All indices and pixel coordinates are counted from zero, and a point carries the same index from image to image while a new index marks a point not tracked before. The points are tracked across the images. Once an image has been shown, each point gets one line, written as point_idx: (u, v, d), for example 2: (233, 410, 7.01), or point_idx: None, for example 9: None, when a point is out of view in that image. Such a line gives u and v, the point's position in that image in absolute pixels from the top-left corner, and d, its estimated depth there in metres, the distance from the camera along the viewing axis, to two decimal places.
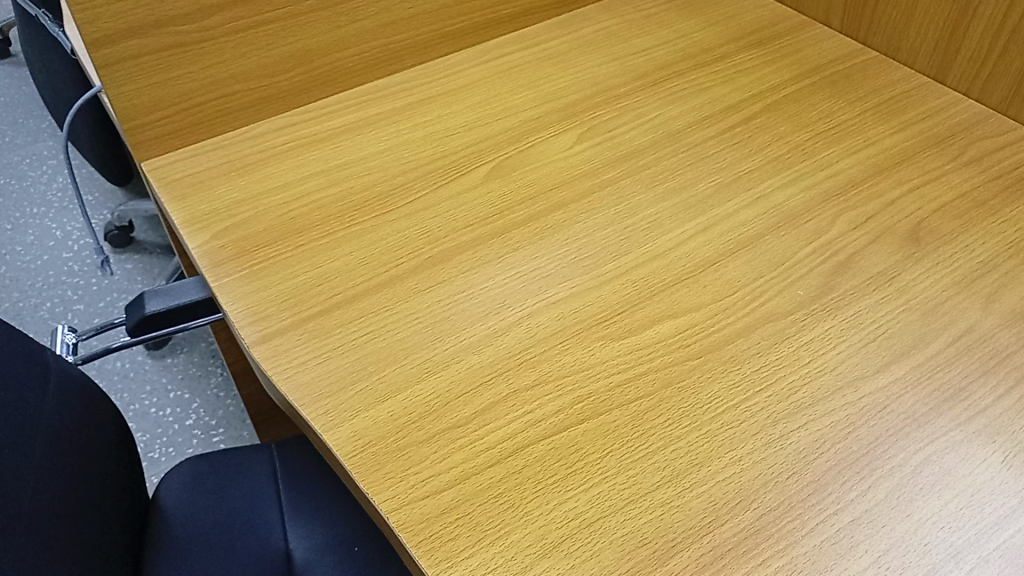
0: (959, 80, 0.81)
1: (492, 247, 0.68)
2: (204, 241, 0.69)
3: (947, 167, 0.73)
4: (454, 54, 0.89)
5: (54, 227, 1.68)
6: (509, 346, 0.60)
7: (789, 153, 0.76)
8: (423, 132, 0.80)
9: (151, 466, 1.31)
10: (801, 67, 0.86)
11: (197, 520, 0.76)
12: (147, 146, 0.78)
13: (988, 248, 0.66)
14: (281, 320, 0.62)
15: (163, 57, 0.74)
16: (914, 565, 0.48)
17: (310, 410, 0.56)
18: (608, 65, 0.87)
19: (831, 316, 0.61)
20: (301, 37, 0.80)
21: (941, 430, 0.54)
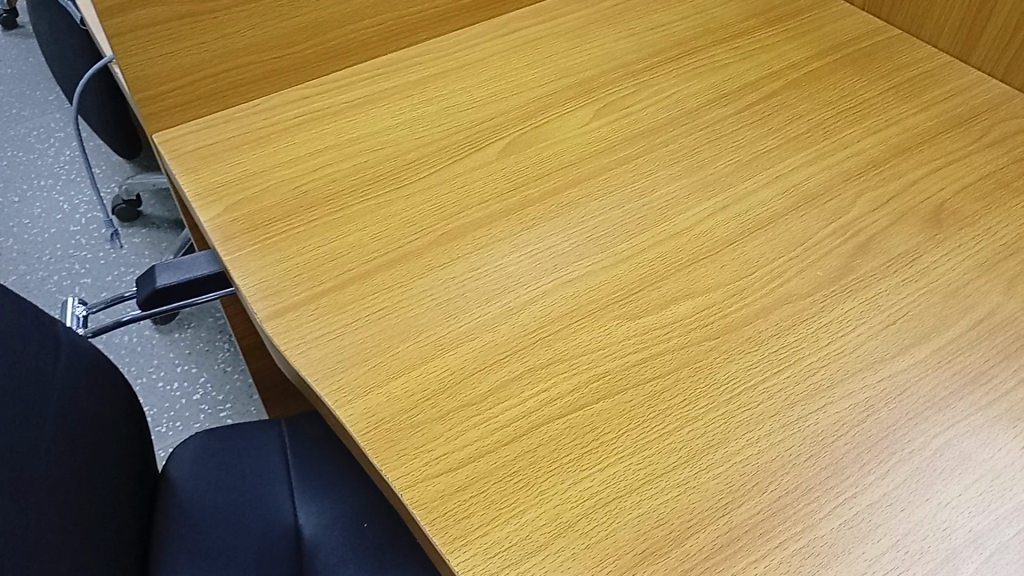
0: (984, 60, 0.79)
1: (507, 224, 0.67)
2: (216, 214, 0.68)
3: (970, 149, 0.72)
4: (468, 28, 0.88)
5: (62, 200, 1.67)
6: (524, 323, 0.59)
7: (808, 132, 0.74)
8: (437, 107, 0.78)
9: (159, 440, 1.31)
10: (823, 44, 0.84)
11: (206, 494, 0.76)
12: (158, 117, 0.77)
13: (1011, 230, 0.65)
14: (294, 295, 0.62)
15: (175, 26, 0.73)
16: (933, 549, 0.47)
17: (323, 385, 0.56)
18: (624, 41, 0.85)
19: (851, 297, 0.61)
20: (314, 9, 0.78)
21: (961, 415, 0.53)
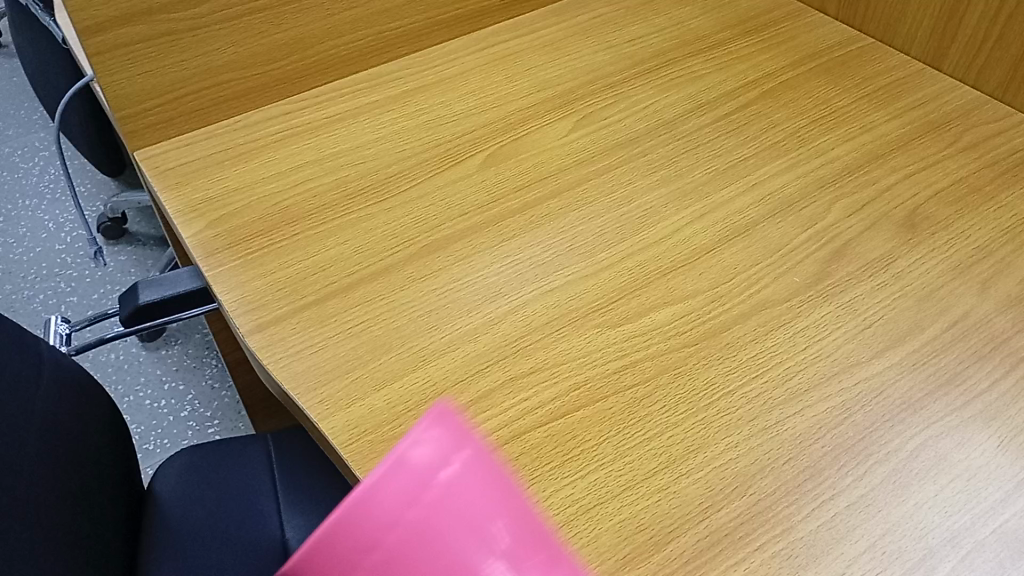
0: (955, 67, 0.81)
1: (488, 235, 0.67)
2: (198, 230, 0.69)
3: (943, 154, 0.73)
4: (449, 42, 0.89)
5: (47, 219, 1.67)
6: (505, 334, 0.60)
7: (784, 140, 0.76)
8: (418, 121, 0.79)
9: (146, 458, 1.31)
10: (797, 53, 0.86)
11: (193, 512, 0.77)
12: (140, 134, 0.77)
13: (984, 234, 0.66)
14: (276, 309, 0.62)
15: (156, 44, 0.73)
16: (910, 549, 0.48)
17: (305, 399, 0.56)
18: (602, 53, 0.86)
19: (827, 301, 0.61)
20: (294, 25, 0.79)
21: (937, 415, 0.54)
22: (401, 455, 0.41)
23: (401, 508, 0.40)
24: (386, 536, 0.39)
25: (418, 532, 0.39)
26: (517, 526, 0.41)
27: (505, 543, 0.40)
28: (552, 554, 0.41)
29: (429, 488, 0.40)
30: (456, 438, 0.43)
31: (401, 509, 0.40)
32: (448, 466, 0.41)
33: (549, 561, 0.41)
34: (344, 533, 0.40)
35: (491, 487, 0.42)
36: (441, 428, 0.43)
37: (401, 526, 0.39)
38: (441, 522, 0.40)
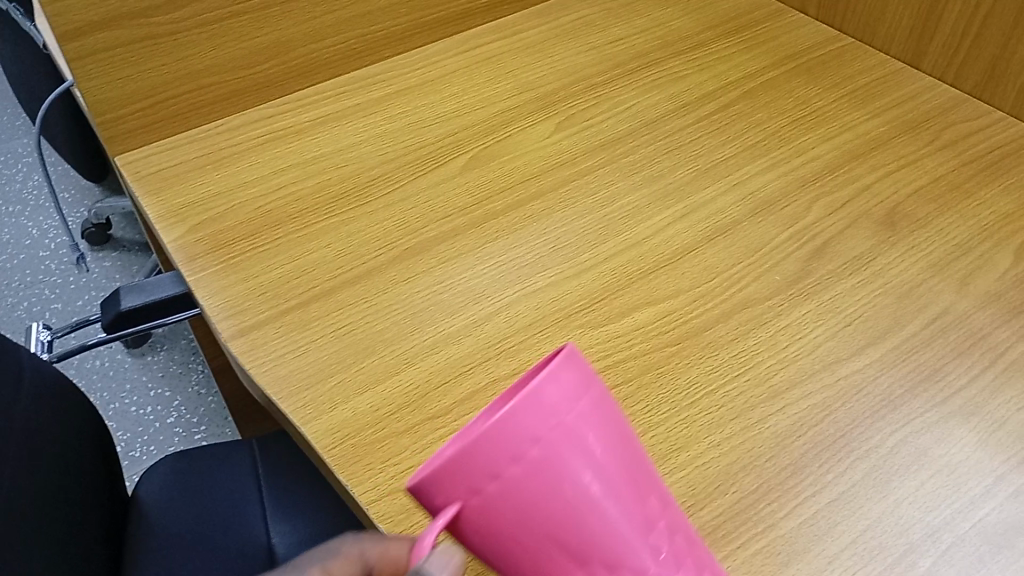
0: (934, 66, 0.81)
1: (471, 237, 0.67)
2: (179, 235, 0.68)
3: (922, 152, 0.74)
4: (432, 44, 0.89)
5: (31, 226, 1.66)
6: (488, 335, 0.60)
7: (765, 140, 0.76)
8: (400, 123, 0.79)
9: (132, 465, 1.30)
10: (778, 53, 0.86)
11: (179, 519, 0.77)
12: (120, 139, 0.77)
13: (963, 231, 0.67)
14: (259, 313, 0.62)
15: (135, 49, 0.73)
16: (891, 544, 0.48)
17: (287, 403, 0.56)
18: (585, 54, 0.87)
19: (808, 300, 0.62)
20: (275, 29, 0.79)
21: (917, 411, 0.55)
22: (595, 379, 0.36)
23: (545, 427, 0.34)
24: (509, 469, 0.34)
25: (557, 458, 0.34)
26: (627, 464, 0.36)
27: (617, 485, 0.35)
28: (661, 492, 0.38)
29: (563, 417, 0.34)
30: (593, 375, 0.36)
31: (529, 449, 0.34)
32: (598, 399, 0.36)
33: (644, 498, 0.36)
34: (460, 470, 0.34)
35: (612, 426, 0.36)
36: (566, 367, 0.35)
37: (545, 445, 0.34)
38: (563, 459, 0.34)
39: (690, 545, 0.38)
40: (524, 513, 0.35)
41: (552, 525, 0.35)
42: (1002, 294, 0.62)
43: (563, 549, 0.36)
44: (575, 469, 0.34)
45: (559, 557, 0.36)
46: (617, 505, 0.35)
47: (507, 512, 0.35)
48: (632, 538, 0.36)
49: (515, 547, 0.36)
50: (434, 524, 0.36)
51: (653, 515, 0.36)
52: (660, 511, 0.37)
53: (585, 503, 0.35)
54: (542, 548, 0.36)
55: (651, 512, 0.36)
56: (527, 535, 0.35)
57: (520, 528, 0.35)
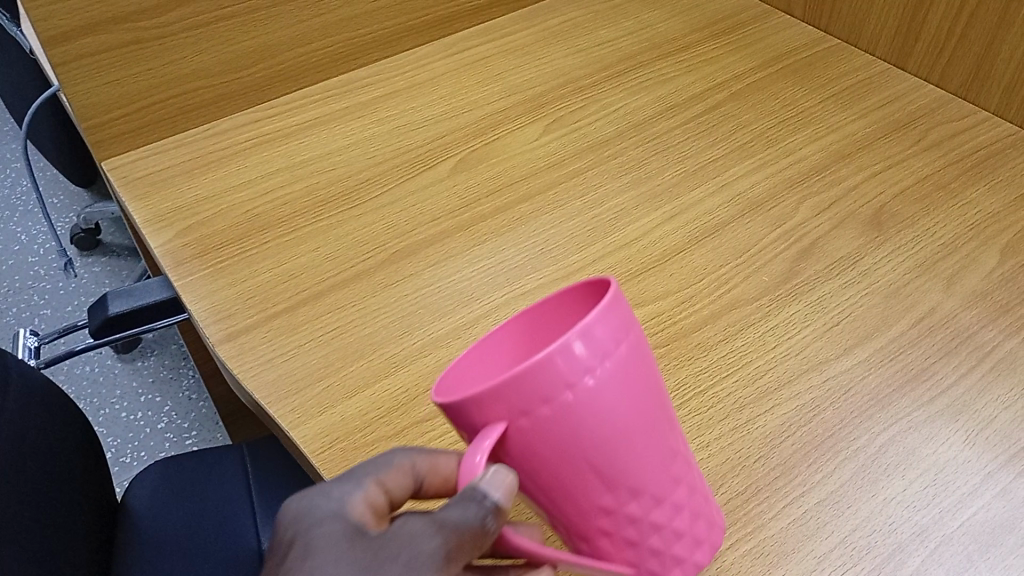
0: (919, 67, 0.82)
1: (459, 240, 0.67)
2: (166, 240, 0.68)
3: (908, 152, 0.74)
4: (420, 47, 0.89)
5: (19, 231, 1.66)
6: (477, 338, 0.60)
7: (753, 141, 0.76)
8: (388, 127, 0.79)
9: (123, 471, 1.29)
10: (765, 55, 0.87)
11: (169, 524, 0.77)
12: (107, 144, 0.76)
13: (949, 231, 0.67)
14: (247, 318, 0.62)
15: (122, 54, 0.73)
16: (879, 544, 0.48)
17: (276, 408, 0.56)
18: (572, 57, 0.87)
19: (796, 300, 0.62)
20: (262, 33, 0.79)
21: (904, 411, 0.55)
22: (639, 323, 0.39)
23: (601, 359, 0.36)
24: (563, 396, 0.36)
25: (608, 389, 0.37)
26: (659, 404, 0.39)
27: (650, 422, 0.38)
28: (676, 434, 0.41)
29: (615, 351, 0.37)
30: (634, 320, 0.39)
31: (585, 377, 0.36)
32: (640, 342, 0.38)
33: (666, 435, 0.40)
34: (516, 390, 0.36)
35: (649, 367, 0.39)
36: (618, 306, 0.37)
37: (599, 376, 0.36)
38: (613, 390, 0.37)
39: (696, 486, 0.42)
40: (570, 440, 0.37)
41: (596, 451, 0.37)
42: (988, 293, 0.62)
43: (600, 476, 0.38)
44: (623, 399, 0.37)
45: (592, 485, 0.38)
46: (648, 439, 0.38)
47: (556, 436, 0.37)
48: (653, 469, 0.39)
49: (554, 472, 0.38)
50: (480, 444, 0.37)
51: (673, 449, 0.40)
52: (678, 447, 0.41)
53: (625, 432, 0.38)
54: (578, 476, 0.38)
55: (672, 447, 0.40)
56: (570, 460, 0.37)
57: (563, 454, 0.37)
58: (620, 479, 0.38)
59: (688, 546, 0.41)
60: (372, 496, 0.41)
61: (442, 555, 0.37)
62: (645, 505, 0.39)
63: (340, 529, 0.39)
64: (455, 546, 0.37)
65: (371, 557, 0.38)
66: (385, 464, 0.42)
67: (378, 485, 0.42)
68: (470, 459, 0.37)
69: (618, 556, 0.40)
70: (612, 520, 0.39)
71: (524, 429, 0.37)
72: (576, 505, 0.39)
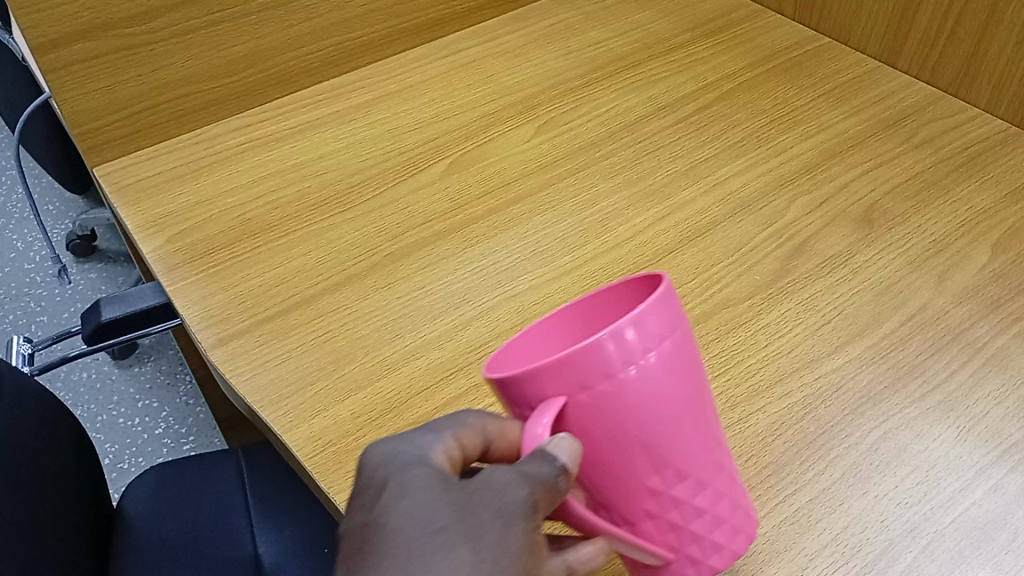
0: (910, 64, 0.82)
1: (451, 242, 0.67)
2: (158, 246, 0.68)
3: (899, 150, 0.74)
4: (411, 50, 0.89)
5: (15, 239, 1.66)
6: (469, 340, 0.60)
7: (744, 140, 0.76)
8: (380, 130, 0.79)
9: (120, 477, 1.29)
10: (756, 54, 0.87)
11: (165, 529, 0.77)
12: (99, 150, 0.76)
13: (940, 228, 0.67)
14: (239, 322, 0.62)
15: (112, 59, 0.73)
16: (872, 541, 0.48)
17: (268, 412, 0.56)
18: (564, 58, 0.87)
19: (788, 298, 0.62)
20: (252, 37, 0.79)
21: (896, 408, 0.55)
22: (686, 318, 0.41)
23: (659, 341, 0.38)
24: (622, 374, 0.38)
25: (665, 369, 0.38)
26: (705, 393, 0.41)
27: (698, 407, 0.40)
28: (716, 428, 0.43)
29: (672, 335, 0.39)
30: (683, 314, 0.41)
31: (643, 357, 0.38)
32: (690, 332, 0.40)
33: (710, 423, 0.41)
34: (578, 365, 0.37)
35: (697, 358, 0.41)
36: (672, 294, 0.39)
37: (658, 356, 0.38)
38: (668, 372, 0.38)
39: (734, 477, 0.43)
40: (623, 419, 0.38)
41: (649, 430, 0.38)
42: (978, 289, 0.62)
43: (650, 455, 0.39)
44: (677, 381, 0.39)
45: (642, 465, 0.39)
46: (696, 422, 0.40)
47: (611, 414, 0.38)
48: (700, 453, 0.40)
49: (605, 451, 0.39)
50: (541, 418, 0.38)
51: (715, 440, 0.41)
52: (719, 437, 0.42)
53: (676, 414, 0.39)
54: (629, 455, 0.39)
55: (715, 437, 0.41)
56: (623, 437, 0.39)
57: (615, 431, 0.39)
58: (669, 460, 0.39)
59: (726, 533, 0.42)
60: (450, 449, 0.39)
61: (529, 505, 0.35)
62: (690, 489, 0.40)
63: (427, 472, 0.37)
64: (540, 498, 0.36)
65: (460, 501, 0.35)
66: (459, 420, 0.41)
67: (454, 441, 0.40)
68: (532, 431, 0.38)
69: (659, 540, 0.41)
70: (658, 502, 0.40)
71: (579, 406, 0.38)
72: (624, 484, 0.40)
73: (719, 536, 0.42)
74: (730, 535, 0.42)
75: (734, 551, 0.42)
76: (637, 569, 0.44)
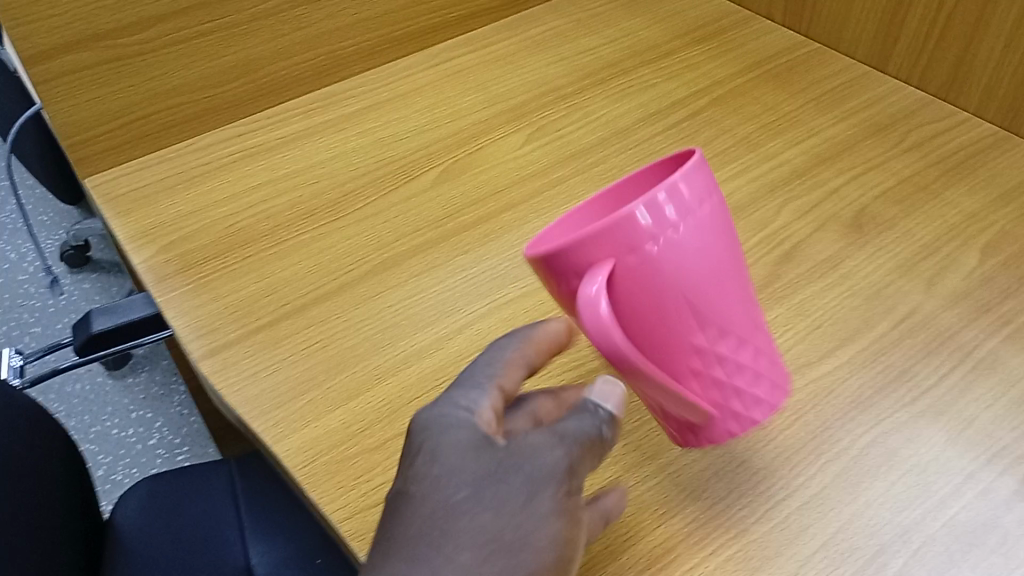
0: (899, 69, 0.82)
1: (442, 250, 0.67)
2: (149, 256, 0.68)
3: (888, 154, 0.74)
4: (403, 59, 0.89)
5: (10, 250, 1.66)
6: (460, 349, 0.60)
7: (734, 146, 0.76)
8: (371, 139, 0.79)
9: (114, 488, 1.29)
10: (746, 60, 0.87)
11: (157, 540, 0.76)
12: (90, 161, 0.76)
13: (930, 232, 0.67)
14: (229, 333, 0.62)
15: (103, 70, 0.73)
16: (862, 546, 0.48)
17: (258, 422, 0.56)
18: (554, 65, 0.87)
19: (778, 304, 0.62)
20: (243, 47, 0.79)
21: (886, 412, 0.55)
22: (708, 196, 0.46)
23: (692, 208, 0.42)
24: (661, 235, 0.42)
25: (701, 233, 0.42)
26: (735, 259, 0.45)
27: (730, 270, 0.44)
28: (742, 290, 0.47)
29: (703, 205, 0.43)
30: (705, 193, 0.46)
31: (678, 225, 0.42)
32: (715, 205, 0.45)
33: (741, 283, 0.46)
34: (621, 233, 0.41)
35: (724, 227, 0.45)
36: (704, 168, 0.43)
37: (693, 222, 0.42)
38: (704, 238, 0.43)
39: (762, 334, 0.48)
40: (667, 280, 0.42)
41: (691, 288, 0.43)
42: (968, 293, 0.62)
43: (694, 313, 0.43)
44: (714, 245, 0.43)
45: (688, 322, 0.43)
46: (729, 286, 0.44)
47: (655, 275, 0.42)
48: (735, 311, 0.45)
49: (655, 314, 0.43)
50: (593, 282, 0.41)
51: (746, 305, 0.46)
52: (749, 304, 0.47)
53: (719, 272, 0.44)
54: (675, 316, 0.43)
55: (744, 302, 0.46)
56: (671, 296, 0.43)
57: (663, 292, 0.42)
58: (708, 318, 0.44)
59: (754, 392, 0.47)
60: (493, 402, 0.46)
61: (567, 466, 0.43)
62: (727, 347, 0.45)
63: (475, 431, 0.44)
64: (577, 458, 0.44)
65: (494, 469, 0.43)
66: (499, 374, 0.47)
67: (497, 389, 0.47)
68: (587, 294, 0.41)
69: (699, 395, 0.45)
70: (697, 360, 0.45)
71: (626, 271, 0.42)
72: (668, 340, 0.44)
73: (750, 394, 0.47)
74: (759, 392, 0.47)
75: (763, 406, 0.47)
76: (681, 431, 0.49)
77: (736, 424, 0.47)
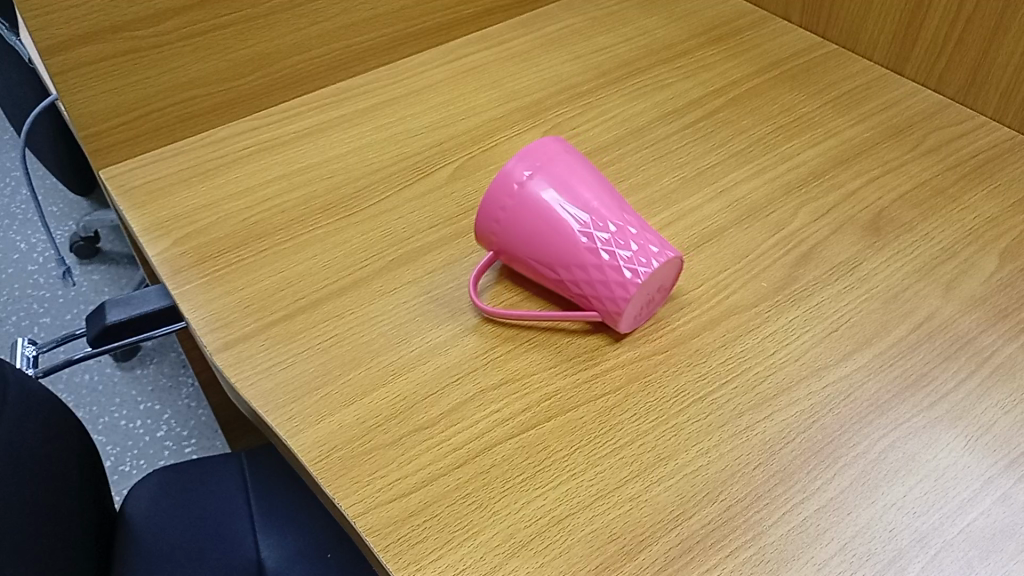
0: (917, 71, 0.82)
1: (457, 247, 0.67)
2: (164, 248, 0.68)
3: (906, 158, 0.74)
4: (418, 54, 0.89)
5: (19, 240, 1.66)
6: (475, 346, 0.60)
7: (750, 147, 0.76)
8: (386, 134, 0.79)
9: (122, 479, 1.29)
10: (762, 61, 0.87)
11: (167, 531, 0.76)
12: (104, 153, 0.76)
13: (948, 236, 0.67)
14: (244, 326, 0.61)
15: (119, 62, 0.73)
16: (880, 551, 0.48)
17: (273, 416, 0.55)
18: (570, 63, 0.87)
19: (795, 306, 0.62)
20: (260, 41, 0.79)
21: (904, 417, 0.55)
22: (548, 158, 0.60)
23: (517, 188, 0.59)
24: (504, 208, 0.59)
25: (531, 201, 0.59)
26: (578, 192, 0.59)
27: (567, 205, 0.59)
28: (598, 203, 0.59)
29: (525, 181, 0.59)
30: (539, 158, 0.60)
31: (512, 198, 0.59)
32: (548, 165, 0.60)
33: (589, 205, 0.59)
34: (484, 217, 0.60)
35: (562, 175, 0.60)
36: (539, 147, 0.60)
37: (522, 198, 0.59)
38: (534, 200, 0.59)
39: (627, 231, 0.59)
40: (521, 235, 0.59)
41: (522, 250, 0.60)
42: (986, 298, 0.62)
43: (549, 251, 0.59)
44: (525, 211, 0.59)
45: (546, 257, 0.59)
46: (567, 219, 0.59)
47: (514, 234, 0.60)
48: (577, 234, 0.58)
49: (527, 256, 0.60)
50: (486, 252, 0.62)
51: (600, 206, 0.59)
52: (611, 216, 0.59)
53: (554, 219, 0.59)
54: (538, 253, 0.59)
55: (588, 211, 0.59)
56: (529, 245, 0.59)
57: (523, 243, 0.60)
58: (544, 257, 0.59)
59: (629, 266, 0.57)
60: None
61: None
62: (585, 258, 0.58)
63: None
64: None
65: None
66: None
67: None
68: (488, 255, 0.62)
69: (588, 295, 0.58)
70: (565, 265, 0.59)
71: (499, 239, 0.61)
72: (548, 266, 0.59)
73: (613, 283, 0.57)
74: (628, 274, 0.57)
75: (635, 285, 0.57)
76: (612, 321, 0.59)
77: (642, 305, 0.58)
